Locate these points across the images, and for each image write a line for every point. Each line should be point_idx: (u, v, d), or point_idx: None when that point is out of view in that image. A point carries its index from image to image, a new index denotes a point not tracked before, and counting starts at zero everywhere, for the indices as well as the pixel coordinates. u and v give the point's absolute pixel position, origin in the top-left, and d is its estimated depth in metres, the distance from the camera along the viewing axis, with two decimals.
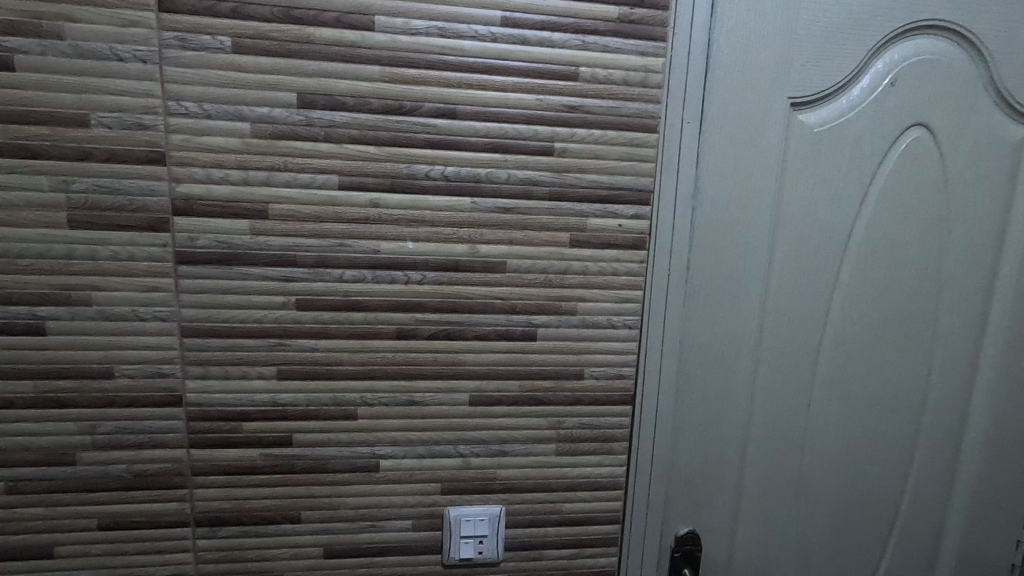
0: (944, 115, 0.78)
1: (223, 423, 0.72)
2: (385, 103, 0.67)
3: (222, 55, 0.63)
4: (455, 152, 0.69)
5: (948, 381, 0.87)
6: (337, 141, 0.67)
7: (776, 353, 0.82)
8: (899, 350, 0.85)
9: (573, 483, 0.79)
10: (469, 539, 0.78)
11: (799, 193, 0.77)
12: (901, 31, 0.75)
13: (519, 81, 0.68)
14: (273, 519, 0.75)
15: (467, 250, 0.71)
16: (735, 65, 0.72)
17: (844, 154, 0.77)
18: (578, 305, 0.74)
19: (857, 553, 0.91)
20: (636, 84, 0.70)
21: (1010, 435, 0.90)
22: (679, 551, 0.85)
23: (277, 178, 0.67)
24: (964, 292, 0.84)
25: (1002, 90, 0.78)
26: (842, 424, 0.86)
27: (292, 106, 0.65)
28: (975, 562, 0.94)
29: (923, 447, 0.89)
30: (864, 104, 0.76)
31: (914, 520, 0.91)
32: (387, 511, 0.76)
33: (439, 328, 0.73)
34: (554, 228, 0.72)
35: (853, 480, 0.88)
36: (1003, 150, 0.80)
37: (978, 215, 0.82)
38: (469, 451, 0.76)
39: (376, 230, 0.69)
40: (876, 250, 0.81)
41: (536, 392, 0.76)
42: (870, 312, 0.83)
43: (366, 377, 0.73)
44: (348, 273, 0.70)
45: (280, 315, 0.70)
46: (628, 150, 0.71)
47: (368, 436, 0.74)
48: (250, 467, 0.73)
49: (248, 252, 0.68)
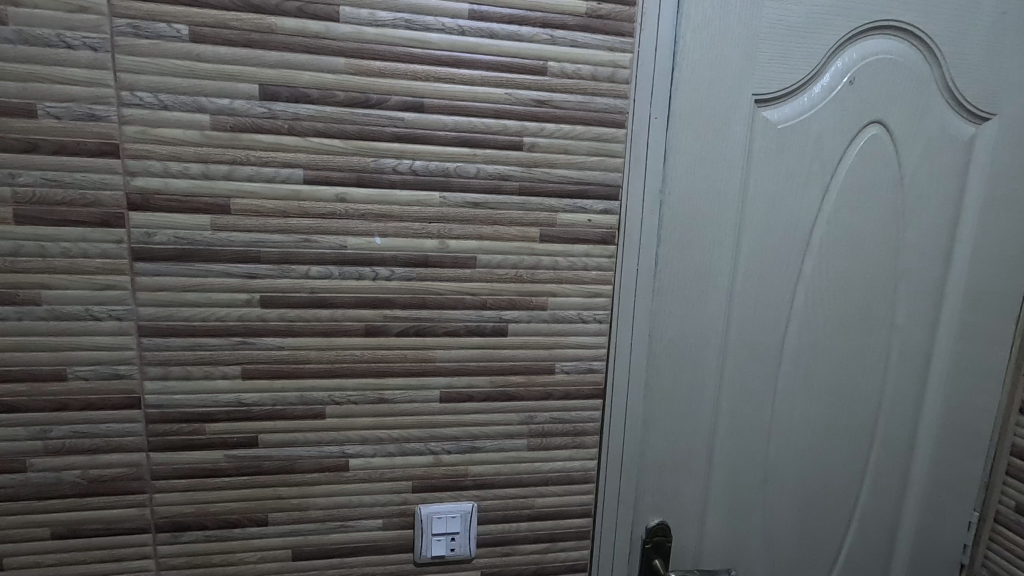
0: (900, 113, 0.81)
1: (184, 425, 0.69)
2: (351, 95, 0.65)
3: (180, 43, 0.61)
4: (423, 146, 0.68)
5: (905, 371, 0.90)
6: (302, 134, 0.65)
7: (743, 345, 0.84)
8: (860, 340, 0.88)
9: (545, 477, 0.79)
10: (441, 537, 0.77)
11: (764, 187, 0.79)
12: (859, 31, 0.77)
13: (487, 75, 0.68)
14: (239, 523, 0.73)
15: (437, 245, 0.70)
16: (702, 61, 0.73)
17: (806, 151, 0.79)
18: (548, 300, 0.74)
19: (820, 538, 0.94)
20: (604, 79, 0.70)
21: (962, 420, 0.93)
22: (650, 542, 0.86)
23: (239, 172, 0.65)
24: (920, 283, 0.87)
25: (953, 90, 0.81)
26: (806, 414, 0.88)
27: (254, 98, 0.64)
28: (931, 543, 0.98)
29: (882, 435, 0.92)
30: (824, 102, 0.78)
31: (874, 507, 0.95)
32: (358, 511, 0.75)
33: (409, 324, 0.72)
34: (524, 224, 0.72)
35: (816, 468, 0.91)
36: (955, 148, 0.83)
37: (932, 209, 0.85)
38: (440, 448, 0.76)
39: (343, 226, 0.68)
40: (838, 244, 0.83)
41: (507, 388, 0.76)
42: (832, 305, 0.85)
43: (334, 375, 0.71)
44: (314, 269, 0.68)
45: (244, 313, 0.68)
46: (597, 145, 0.72)
47: (338, 435, 0.73)
48: (214, 470, 0.71)
49: (209, 248, 0.66)
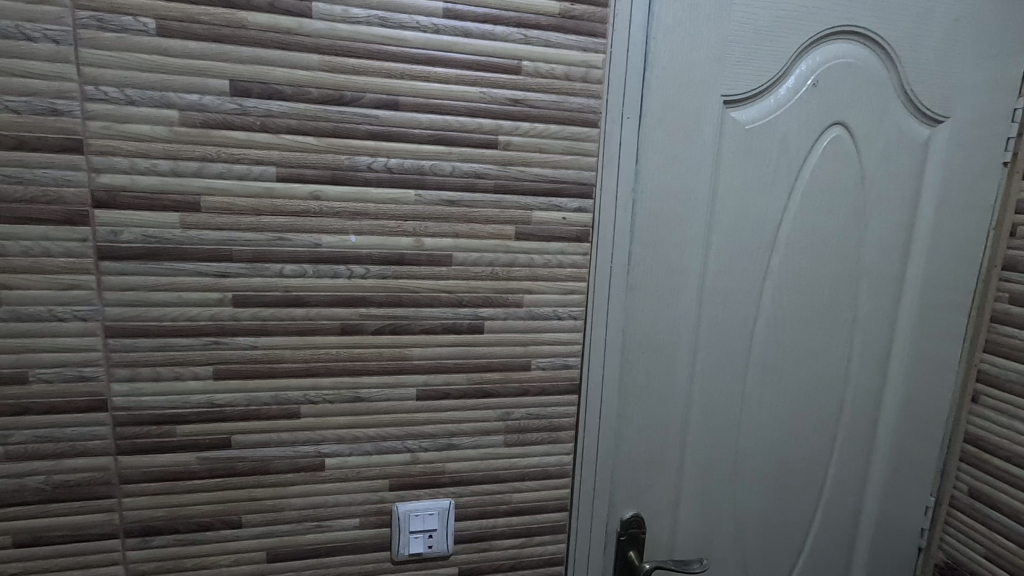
0: (860, 115, 0.84)
1: (154, 427, 0.68)
2: (324, 93, 0.65)
3: (146, 37, 0.60)
4: (398, 143, 0.68)
5: (867, 363, 0.94)
6: (275, 131, 0.64)
7: (713, 339, 0.86)
8: (824, 333, 0.91)
9: (522, 472, 0.80)
10: (419, 534, 0.77)
11: (733, 185, 0.81)
12: (822, 35, 0.80)
13: (462, 74, 0.68)
14: (211, 525, 0.72)
15: (413, 243, 0.70)
16: (672, 63, 0.75)
17: (772, 151, 0.82)
18: (524, 298, 0.75)
19: (789, 526, 0.97)
20: (578, 79, 0.71)
21: (920, 409, 0.98)
22: (625, 534, 0.88)
23: (209, 169, 0.64)
24: (881, 277, 0.91)
25: (909, 93, 0.85)
26: (773, 404, 0.91)
27: (224, 94, 0.63)
28: (892, 528, 1.02)
29: (845, 425, 0.96)
30: (789, 103, 0.81)
31: (838, 494, 0.98)
32: (334, 510, 0.75)
33: (385, 322, 0.72)
34: (499, 222, 0.72)
35: (784, 458, 0.94)
36: (911, 149, 0.87)
37: (891, 206, 0.89)
38: (417, 446, 0.76)
39: (317, 224, 0.67)
40: (803, 240, 0.86)
41: (483, 384, 0.76)
42: (798, 300, 0.88)
43: (309, 375, 0.71)
44: (288, 267, 0.68)
45: (216, 312, 0.67)
46: (571, 144, 0.73)
47: (313, 435, 0.72)
48: (185, 472, 0.70)
49: (179, 246, 0.65)
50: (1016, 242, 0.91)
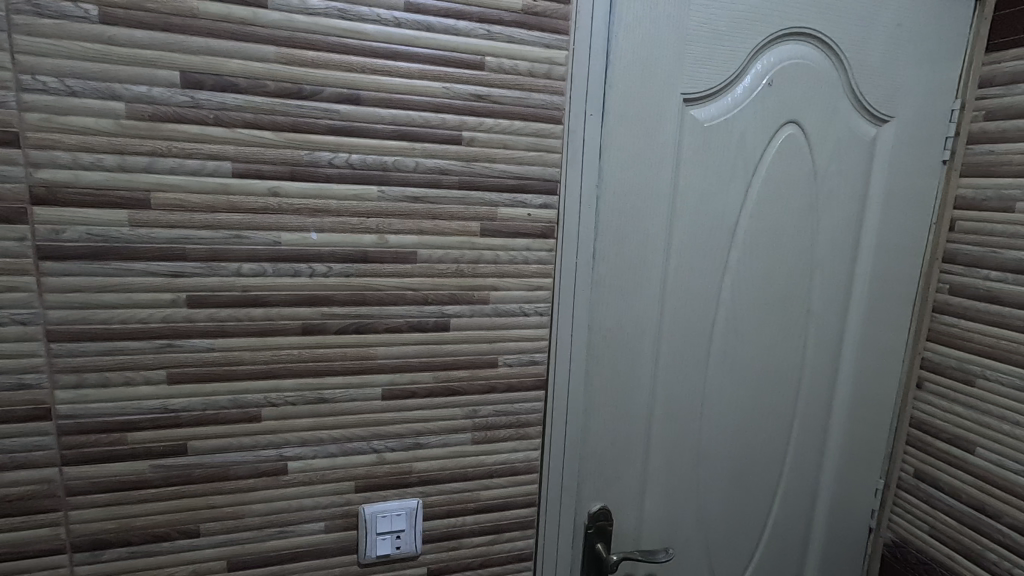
0: (813, 114, 0.87)
1: (103, 435, 0.65)
2: (282, 86, 0.63)
3: (88, 25, 0.57)
4: (360, 139, 0.66)
5: (821, 352, 0.98)
6: (229, 124, 0.62)
7: (675, 331, 0.87)
8: (781, 324, 0.94)
9: (490, 470, 0.80)
10: (386, 536, 0.76)
11: (694, 180, 0.83)
12: (777, 36, 0.82)
13: (425, 69, 0.67)
14: (167, 536, 0.69)
15: (376, 240, 0.69)
16: (634, 59, 0.76)
17: (730, 147, 0.84)
18: (490, 295, 0.75)
19: (749, 512, 1.00)
20: (541, 75, 0.72)
21: (869, 395, 1.02)
22: (593, 527, 0.88)
23: (159, 164, 0.61)
24: (833, 270, 0.95)
25: (858, 93, 0.89)
26: (733, 394, 0.94)
27: (175, 86, 0.60)
28: (845, 510, 1.07)
29: (801, 413, 0.99)
30: (746, 102, 0.83)
31: (795, 479, 1.02)
32: (298, 515, 0.73)
33: (348, 322, 0.70)
34: (464, 218, 0.72)
35: (744, 446, 0.97)
36: (860, 147, 0.91)
37: (842, 201, 0.92)
38: (384, 446, 0.75)
39: (277, 221, 0.65)
40: (760, 235, 0.89)
41: (450, 383, 0.76)
42: (757, 292, 0.91)
43: (269, 377, 0.69)
44: (246, 266, 0.65)
45: (169, 314, 0.64)
46: (536, 140, 0.73)
47: (275, 439, 0.70)
48: (138, 481, 0.67)
49: (128, 245, 0.62)
50: (955, 235, 0.97)
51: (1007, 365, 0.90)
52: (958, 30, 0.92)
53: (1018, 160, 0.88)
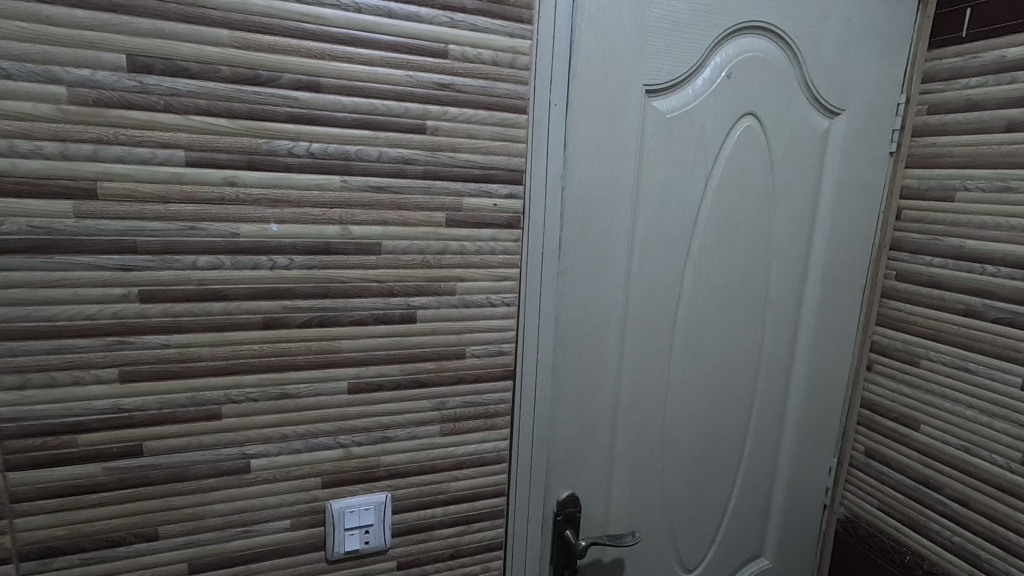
0: (770, 106, 0.90)
1: (49, 438, 0.62)
2: (237, 71, 0.61)
3: (23, 3, 0.53)
4: (321, 127, 0.65)
5: (779, 337, 1.01)
6: (181, 111, 0.60)
7: (640, 320, 0.89)
8: (741, 310, 0.97)
9: (459, 461, 0.80)
10: (354, 531, 0.75)
11: (657, 171, 0.84)
12: (734, 30, 0.84)
13: (387, 56, 0.66)
14: (123, 540, 0.66)
15: (339, 232, 0.68)
16: (598, 49, 0.76)
17: (691, 139, 0.85)
18: (457, 286, 0.75)
19: (712, 494, 1.03)
20: (505, 65, 0.71)
21: (823, 378, 1.07)
22: (562, 514, 0.89)
23: (106, 152, 0.58)
24: (789, 258, 0.98)
25: (811, 86, 0.92)
26: (696, 380, 0.96)
27: (122, 70, 0.57)
28: (802, 488, 1.12)
29: (760, 396, 1.03)
30: (706, 93, 0.85)
31: (754, 461, 1.06)
32: (262, 513, 0.71)
33: (312, 315, 0.69)
34: (429, 209, 0.71)
35: (707, 429, 0.99)
36: (813, 139, 0.94)
37: (797, 190, 0.95)
38: (350, 441, 0.74)
39: (234, 211, 0.63)
40: (720, 225, 0.91)
41: (417, 374, 0.75)
42: (718, 279, 0.93)
43: (230, 373, 0.67)
44: (202, 259, 0.63)
45: (120, 309, 0.61)
46: (500, 130, 0.73)
47: (236, 436, 0.68)
48: (90, 485, 0.64)
49: (73, 238, 0.59)
50: (901, 225, 1.01)
51: (948, 347, 0.95)
52: (904, 27, 0.96)
53: (957, 152, 0.93)
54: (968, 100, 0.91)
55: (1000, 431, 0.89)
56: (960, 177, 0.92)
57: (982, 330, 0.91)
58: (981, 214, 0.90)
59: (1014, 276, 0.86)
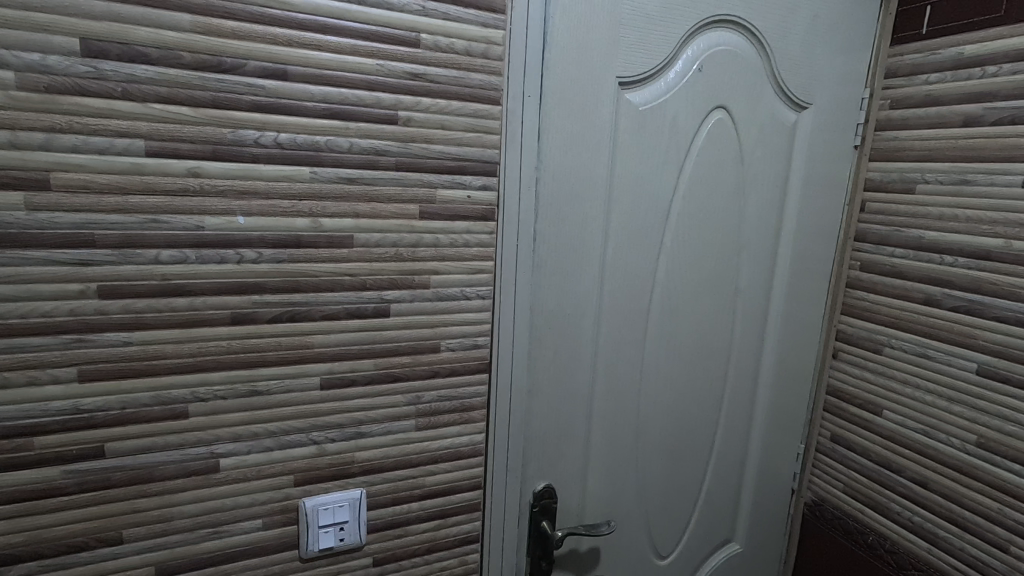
0: (740, 99, 0.91)
1: (4, 442, 0.59)
2: (199, 57, 0.58)
3: None
4: (288, 117, 0.63)
5: (749, 327, 1.03)
6: (140, 99, 0.57)
7: (615, 311, 0.90)
8: (713, 301, 0.98)
9: (434, 455, 0.80)
10: (329, 528, 0.74)
11: (630, 164, 0.85)
12: (705, 23, 0.85)
13: (357, 44, 0.64)
14: (86, 545, 0.64)
15: (310, 224, 0.66)
16: (571, 41, 0.76)
17: (663, 132, 0.86)
18: (431, 279, 0.74)
19: (685, 482, 1.05)
20: (478, 55, 0.71)
21: (791, 366, 1.10)
22: (538, 505, 0.90)
23: (59, 141, 0.55)
24: (759, 249, 1.00)
25: (779, 80, 0.93)
26: (670, 370, 0.98)
27: (75, 55, 0.54)
28: (771, 474, 1.15)
29: (731, 385, 1.05)
30: (678, 86, 0.85)
31: (726, 448, 1.08)
32: (233, 514, 0.70)
33: (282, 310, 0.67)
34: (402, 201, 0.70)
35: (680, 418, 1.01)
36: (781, 133, 0.96)
37: (766, 183, 0.97)
38: (324, 437, 0.73)
39: (198, 203, 0.61)
40: (692, 217, 0.92)
41: (392, 369, 0.74)
42: (690, 271, 0.94)
43: (196, 370, 0.65)
44: (165, 253, 0.61)
45: (77, 306, 0.59)
46: (473, 121, 0.72)
47: (204, 435, 0.67)
48: (48, 489, 0.61)
49: (25, 232, 0.56)
50: (865, 216, 1.04)
51: (909, 335, 0.99)
52: (867, 23, 0.99)
53: (918, 146, 0.96)
54: (927, 96, 0.94)
55: (956, 414, 0.93)
56: (921, 170, 0.95)
57: (941, 318, 0.94)
58: (940, 206, 0.93)
59: (970, 265, 0.89)
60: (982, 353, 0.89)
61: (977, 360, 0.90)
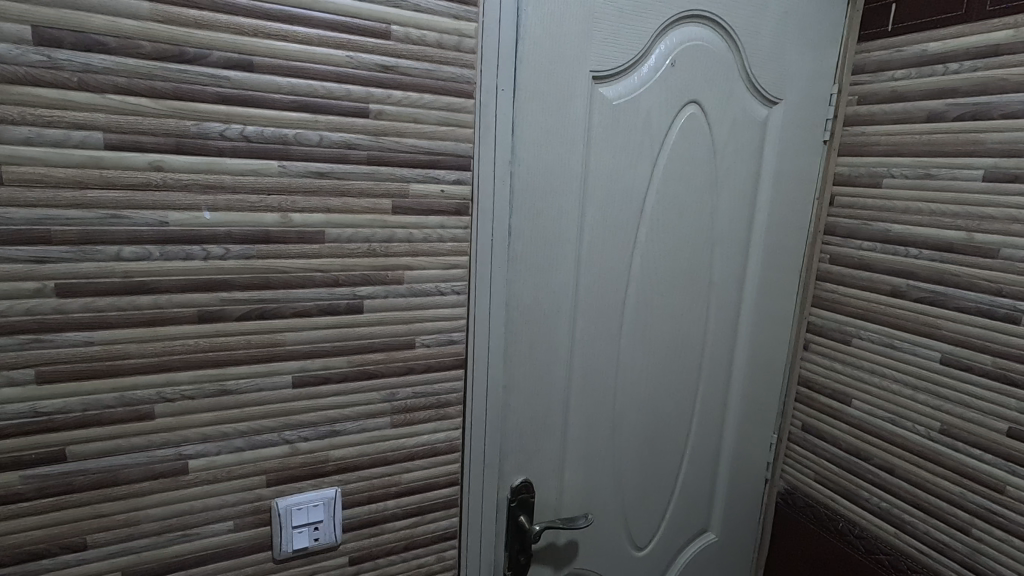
0: (712, 94, 0.92)
1: None
2: (160, 47, 0.57)
3: None
4: (255, 109, 0.61)
5: (722, 320, 1.05)
6: (97, 89, 0.55)
7: (591, 305, 0.90)
8: (687, 294, 0.99)
9: (410, 452, 0.79)
10: (303, 528, 0.73)
11: (604, 158, 0.85)
12: (677, 18, 0.85)
13: (326, 35, 0.63)
14: (48, 552, 0.62)
15: (279, 220, 0.65)
16: (544, 34, 0.75)
17: (637, 126, 0.86)
18: (405, 274, 0.73)
19: (662, 473, 1.06)
20: (450, 48, 0.70)
21: (764, 357, 1.12)
22: (515, 500, 0.90)
23: (11, 133, 0.53)
24: (731, 242, 1.01)
25: (750, 75, 0.94)
26: (645, 363, 0.98)
27: (26, 43, 0.52)
28: (745, 463, 1.17)
29: (706, 377, 1.06)
30: (651, 81, 0.86)
31: (701, 439, 1.09)
32: (203, 516, 0.68)
33: (251, 307, 0.66)
34: (374, 195, 0.69)
35: (656, 411, 1.02)
36: (753, 128, 0.97)
37: (738, 177, 0.98)
38: (296, 436, 0.71)
39: (160, 198, 0.59)
40: (667, 211, 0.93)
41: (365, 366, 0.73)
42: (664, 264, 0.95)
43: (162, 370, 0.63)
44: (127, 249, 0.59)
45: (33, 306, 0.57)
46: (446, 115, 0.71)
47: (171, 437, 0.65)
48: (6, 495, 0.59)
49: None
50: (833, 210, 1.06)
51: (876, 325, 1.01)
52: (835, 20, 1.00)
53: (884, 140, 0.98)
54: (892, 92, 0.96)
55: (921, 402, 0.96)
56: (887, 164, 0.98)
57: (906, 310, 0.97)
58: (905, 200, 0.95)
59: (934, 257, 0.92)
60: (945, 343, 0.92)
61: (940, 349, 0.93)
